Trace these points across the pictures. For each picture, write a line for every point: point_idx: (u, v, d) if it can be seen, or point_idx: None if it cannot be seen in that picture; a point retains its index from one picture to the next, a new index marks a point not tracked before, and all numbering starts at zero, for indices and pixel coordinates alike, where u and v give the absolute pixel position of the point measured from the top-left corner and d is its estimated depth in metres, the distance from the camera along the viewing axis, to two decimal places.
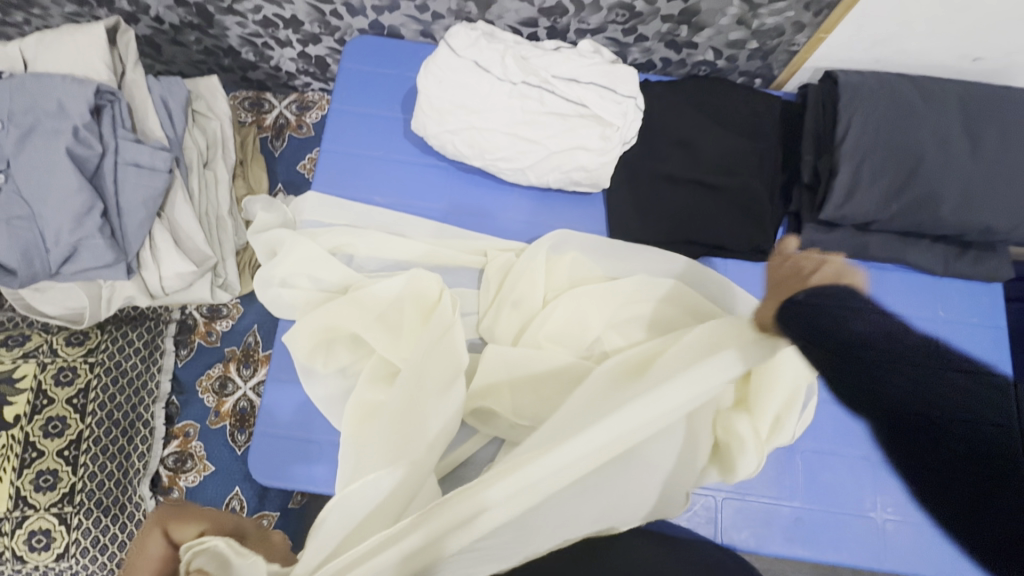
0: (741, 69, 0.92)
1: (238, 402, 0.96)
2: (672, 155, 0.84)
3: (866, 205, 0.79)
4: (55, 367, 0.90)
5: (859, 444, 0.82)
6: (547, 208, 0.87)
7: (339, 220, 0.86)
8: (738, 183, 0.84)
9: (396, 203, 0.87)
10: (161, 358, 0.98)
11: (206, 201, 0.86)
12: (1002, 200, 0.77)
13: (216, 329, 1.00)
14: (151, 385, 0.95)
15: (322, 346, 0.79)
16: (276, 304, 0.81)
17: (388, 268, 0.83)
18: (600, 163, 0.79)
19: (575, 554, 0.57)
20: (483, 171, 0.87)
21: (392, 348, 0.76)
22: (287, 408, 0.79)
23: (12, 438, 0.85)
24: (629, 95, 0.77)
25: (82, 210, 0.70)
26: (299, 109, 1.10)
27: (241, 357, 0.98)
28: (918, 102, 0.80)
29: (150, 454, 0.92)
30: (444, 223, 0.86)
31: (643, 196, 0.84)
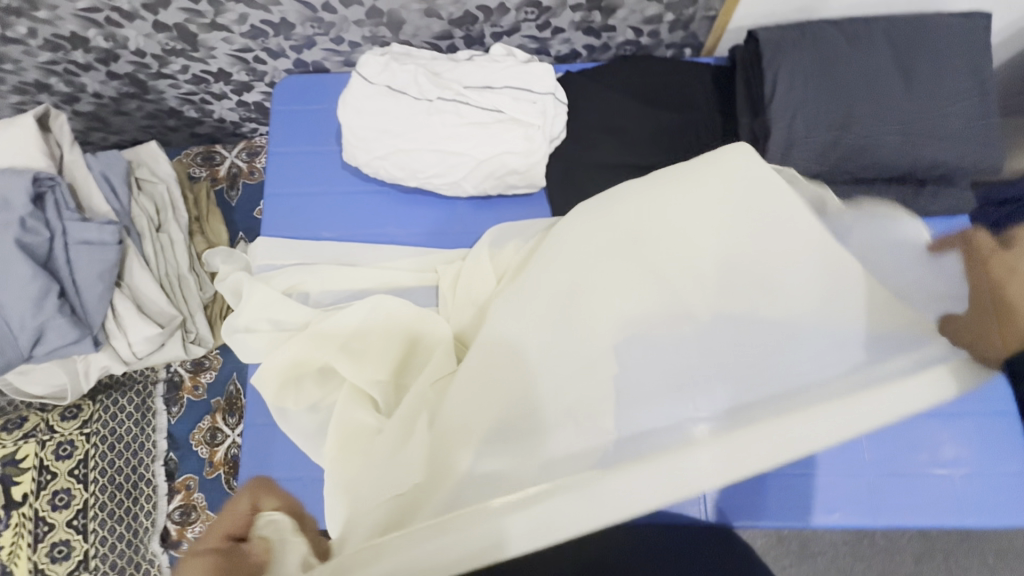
0: (665, 43, 0.91)
1: (230, 449, 0.98)
2: (604, 143, 0.84)
3: (804, 160, 0.78)
4: (54, 443, 0.94)
5: None
6: (491, 215, 0.87)
7: (292, 259, 0.87)
8: (675, 159, 0.83)
9: (345, 234, 0.88)
10: (154, 418, 1.00)
11: (164, 265, 0.90)
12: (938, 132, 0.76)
13: (202, 381, 1.02)
14: (148, 446, 0.98)
15: (290, 384, 0.79)
16: (242, 350, 0.81)
17: (345, 298, 0.84)
18: (529, 164, 0.80)
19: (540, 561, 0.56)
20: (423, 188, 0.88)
21: (359, 374, 0.74)
22: (265, 453, 0.80)
23: (24, 515, 0.91)
24: (545, 93, 0.78)
25: (39, 295, 0.73)
26: (250, 156, 1.13)
27: (226, 406, 1.01)
28: (841, 46, 0.79)
29: (156, 511, 0.95)
30: (394, 246, 0.87)
31: (583, 187, 0.83)
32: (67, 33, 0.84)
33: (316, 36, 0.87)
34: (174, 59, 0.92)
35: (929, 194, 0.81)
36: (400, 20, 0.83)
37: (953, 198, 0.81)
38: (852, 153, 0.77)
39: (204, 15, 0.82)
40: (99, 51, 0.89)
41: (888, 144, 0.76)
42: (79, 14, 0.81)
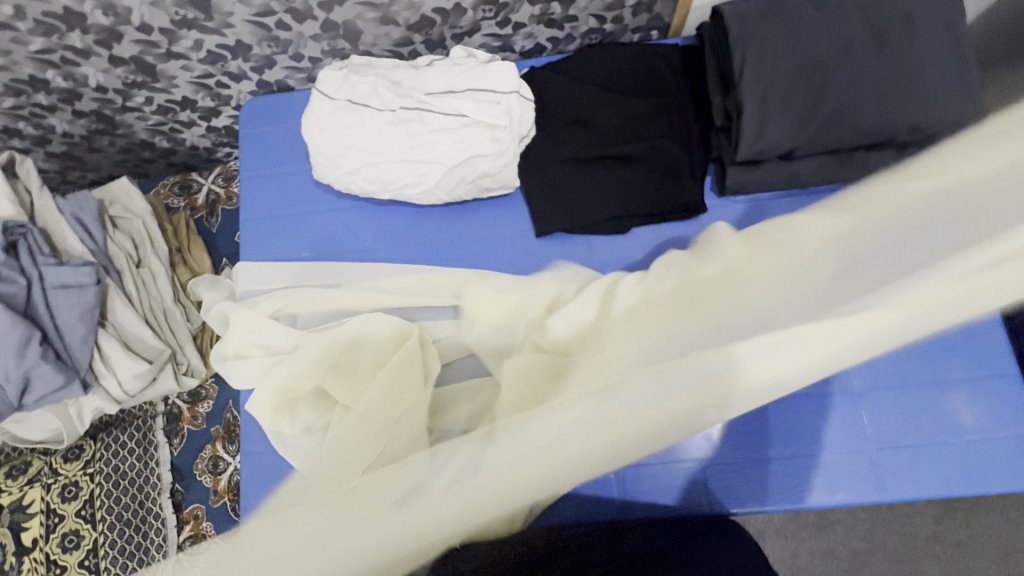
0: (631, 27, 0.89)
1: (233, 477, 0.98)
2: (575, 137, 0.82)
3: (781, 135, 0.76)
4: (59, 486, 0.95)
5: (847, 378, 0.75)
6: (468, 219, 0.86)
7: (274, 283, 0.86)
8: (648, 146, 0.81)
9: (325, 253, 0.87)
10: (156, 452, 0.99)
11: (147, 300, 0.90)
12: (912, 94, 0.74)
13: (200, 411, 1.02)
14: (153, 480, 0.97)
15: (284, 409, 0.78)
16: (232, 378, 0.81)
17: (334, 318, 0.81)
18: (499, 165, 0.78)
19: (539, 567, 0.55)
20: (403, 201, 0.87)
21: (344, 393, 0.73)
22: (265, 478, 0.80)
23: (36, 559, 0.92)
24: (509, 91, 0.77)
25: (21, 343, 0.73)
26: (226, 181, 1.11)
27: (225, 434, 1.01)
28: (809, 13, 0.77)
29: (167, 544, 0.95)
30: (374, 261, 0.86)
31: (557, 184, 0.82)
32: (25, 76, 0.83)
33: (275, 55, 0.86)
34: (137, 92, 0.91)
35: None
36: (357, 30, 0.82)
37: None
38: (828, 123, 0.76)
39: (159, 45, 0.81)
40: (61, 92, 0.88)
41: (864, 111, 0.75)
42: (34, 57, 0.80)
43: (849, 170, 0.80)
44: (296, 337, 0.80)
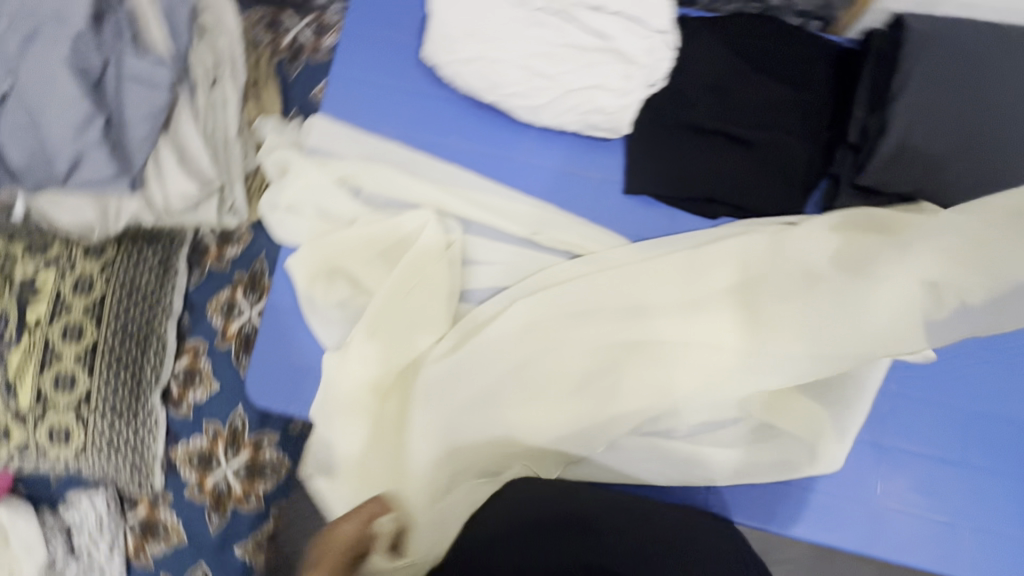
0: (797, 8, 0.82)
1: (244, 325, 0.97)
2: (702, 102, 0.77)
3: (912, 170, 0.71)
4: (73, 278, 0.93)
5: (878, 427, 0.74)
6: (562, 151, 0.81)
7: (348, 149, 0.82)
8: (773, 138, 0.76)
9: (405, 136, 0.83)
10: (174, 278, 0.99)
11: (212, 120, 0.86)
12: None
13: (227, 254, 1.01)
14: (165, 302, 0.97)
15: (323, 276, 0.77)
16: (280, 229, 0.79)
17: (396, 205, 0.79)
18: (619, 105, 0.73)
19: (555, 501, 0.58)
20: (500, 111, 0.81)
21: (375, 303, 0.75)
22: (283, 335, 0.79)
23: (33, 339, 0.89)
24: (657, 30, 0.71)
25: (82, 120, 0.70)
26: (317, 31, 1.04)
27: (247, 284, 0.99)
28: (992, 52, 0.71)
29: (162, 367, 0.95)
30: (452, 163, 0.82)
31: (667, 145, 0.78)
32: None
33: None
34: None
35: None
36: None
37: None
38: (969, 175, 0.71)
39: None
40: None
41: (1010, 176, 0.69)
42: None
43: None
44: (353, 213, 0.78)
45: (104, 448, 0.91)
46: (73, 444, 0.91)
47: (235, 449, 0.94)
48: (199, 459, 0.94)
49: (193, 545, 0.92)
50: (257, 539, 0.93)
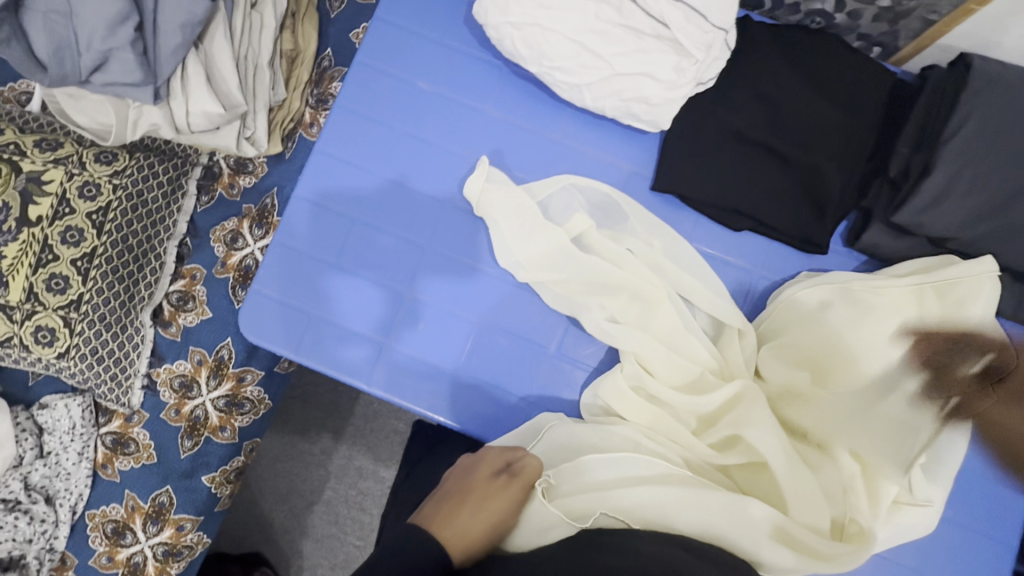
0: (861, 30, 0.79)
1: (245, 259, 0.95)
2: (750, 109, 0.75)
3: (949, 218, 0.68)
4: (80, 181, 0.90)
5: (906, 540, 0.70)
6: (594, 134, 0.81)
7: (383, 98, 0.82)
8: (813, 162, 0.75)
9: (440, 93, 0.82)
10: (182, 199, 0.97)
11: (246, 44, 0.85)
12: None
13: (239, 183, 0.99)
14: (169, 223, 0.96)
15: (353, 226, 0.81)
16: (316, 171, 0.81)
17: (428, 168, 0.82)
18: (665, 98, 0.70)
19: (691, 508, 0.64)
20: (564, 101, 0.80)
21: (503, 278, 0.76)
22: (281, 271, 0.79)
23: (33, 236, 0.88)
24: (715, 28, 0.67)
25: (116, 18, 0.70)
26: None
27: (255, 217, 0.96)
28: None
29: (157, 286, 0.95)
30: (483, 132, 0.82)
31: (704, 148, 0.76)
32: None
33: None
34: None
35: None
36: None
37: None
38: (1000, 234, 0.69)
39: None
40: None
41: None
42: None
43: None
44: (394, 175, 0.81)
45: (87, 357, 0.90)
46: (54, 347, 0.88)
47: (218, 378, 0.93)
48: (180, 382, 0.93)
49: (162, 467, 0.91)
50: (227, 471, 0.95)
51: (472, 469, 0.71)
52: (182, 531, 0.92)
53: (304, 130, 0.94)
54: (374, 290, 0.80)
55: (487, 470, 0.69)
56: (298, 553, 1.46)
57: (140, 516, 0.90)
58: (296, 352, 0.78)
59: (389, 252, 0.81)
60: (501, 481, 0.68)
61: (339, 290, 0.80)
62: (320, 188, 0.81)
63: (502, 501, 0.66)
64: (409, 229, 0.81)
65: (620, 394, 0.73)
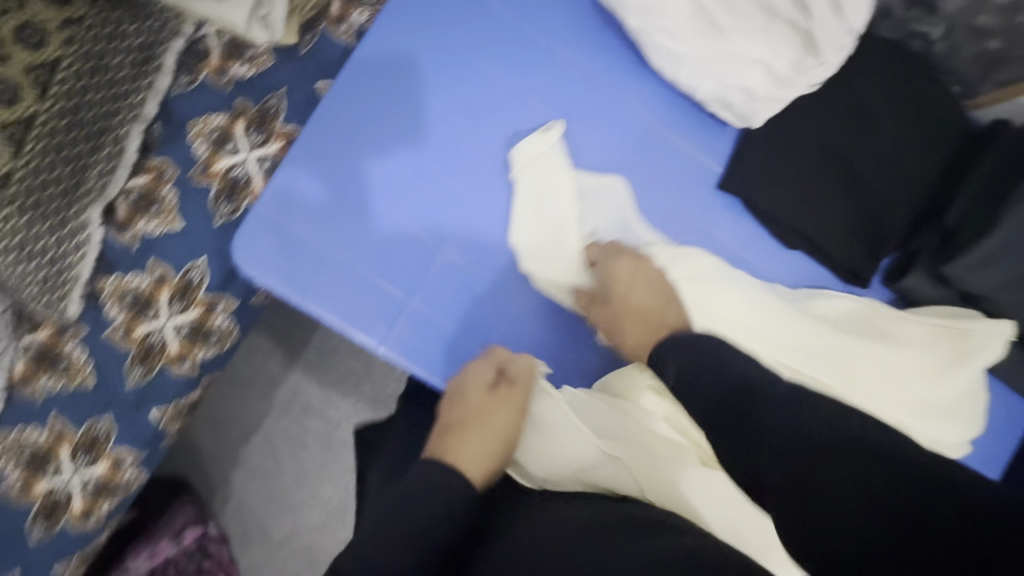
0: (953, 66, 0.76)
1: (234, 167, 0.79)
2: (839, 128, 0.72)
3: (990, 280, 0.70)
4: (21, 22, 0.70)
5: None
6: (671, 113, 0.73)
7: (447, 15, 0.69)
8: (882, 194, 0.73)
9: (515, 24, 0.70)
10: (154, 74, 0.78)
11: None
12: None
13: (231, 70, 0.80)
14: (134, 100, 0.77)
15: (386, 156, 0.68)
16: (352, 82, 0.68)
17: (479, 109, 0.70)
18: (770, 94, 0.63)
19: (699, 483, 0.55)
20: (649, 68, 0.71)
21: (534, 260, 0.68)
22: (292, 189, 0.66)
23: None
24: (850, 30, 0.61)
25: None
26: None
27: (253, 119, 0.79)
28: None
29: (112, 177, 0.76)
30: (553, 81, 0.71)
31: (782, 156, 0.72)
32: None
33: None
34: None
35: None
36: None
37: None
38: None
39: None
40: None
41: None
42: None
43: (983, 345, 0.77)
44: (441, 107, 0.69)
45: (14, 252, 0.72)
46: None
47: (182, 303, 0.79)
48: (134, 299, 0.78)
49: (102, 393, 0.78)
50: (180, 406, 0.84)
51: (463, 387, 0.62)
52: (119, 467, 0.81)
53: (330, 25, 0.80)
54: (400, 237, 0.67)
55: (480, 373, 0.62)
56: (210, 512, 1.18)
57: (68, 445, 0.77)
58: (296, 295, 0.65)
59: (426, 198, 0.68)
60: (498, 392, 0.61)
61: (359, 230, 0.67)
62: (350, 105, 0.68)
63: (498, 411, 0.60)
64: (449, 173, 0.69)
65: (639, 388, 0.62)
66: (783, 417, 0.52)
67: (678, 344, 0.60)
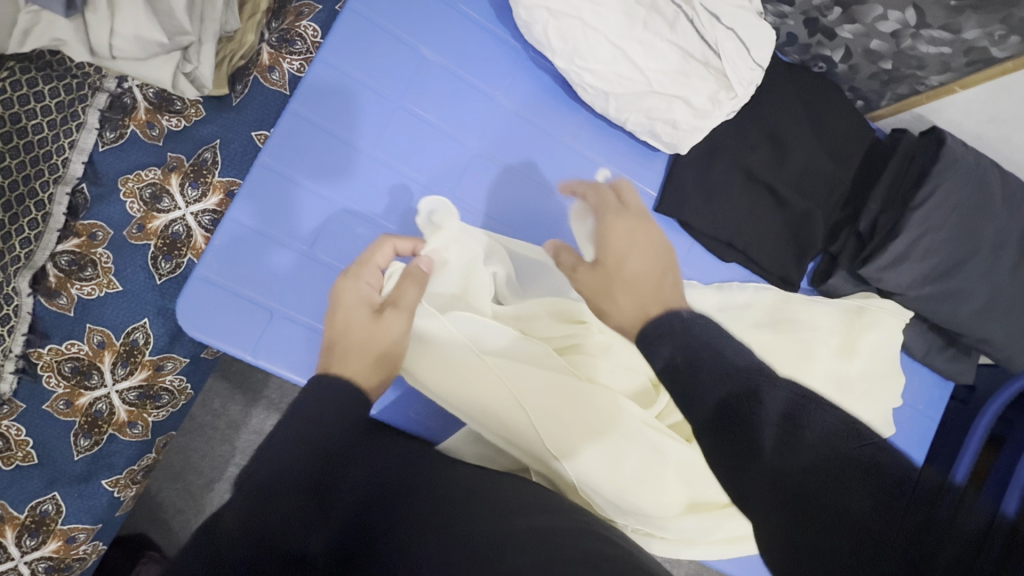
0: (855, 84, 0.83)
1: (172, 224, 0.77)
2: (759, 148, 0.77)
3: (903, 278, 0.77)
4: None
5: None
6: (606, 143, 0.77)
7: (378, 62, 0.70)
8: (804, 206, 0.78)
9: (447, 67, 0.72)
10: (76, 133, 0.75)
11: None
12: (1013, 321, 0.79)
13: (160, 123, 0.78)
14: (57, 161, 0.74)
15: (328, 207, 0.68)
16: (285, 135, 0.67)
17: (420, 151, 0.71)
18: (693, 125, 0.68)
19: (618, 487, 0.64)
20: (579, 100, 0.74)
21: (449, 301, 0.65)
22: (231, 247, 0.65)
23: None
24: (756, 65, 0.66)
25: None
26: None
27: (188, 173, 0.77)
28: (998, 201, 0.77)
29: (39, 244, 0.74)
30: (491, 120, 0.73)
31: (712, 178, 0.76)
32: None
33: None
34: None
35: (948, 353, 0.85)
36: None
37: (962, 367, 0.85)
38: (942, 296, 0.78)
39: None
40: None
41: (973, 308, 0.78)
42: None
43: (906, 335, 0.83)
44: (381, 152, 0.70)
45: None
46: None
47: (128, 366, 0.76)
48: (73, 368, 0.75)
49: (46, 471, 0.74)
50: (134, 473, 0.80)
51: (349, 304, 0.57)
52: (73, 544, 0.77)
53: (261, 74, 0.79)
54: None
55: (372, 292, 0.59)
56: None
57: (13, 528, 0.73)
58: (252, 355, 0.64)
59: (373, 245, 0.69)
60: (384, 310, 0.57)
61: (305, 281, 0.67)
62: (285, 159, 0.67)
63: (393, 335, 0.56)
64: (395, 218, 0.70)
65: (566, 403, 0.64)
66: (792, 415, 0.39)
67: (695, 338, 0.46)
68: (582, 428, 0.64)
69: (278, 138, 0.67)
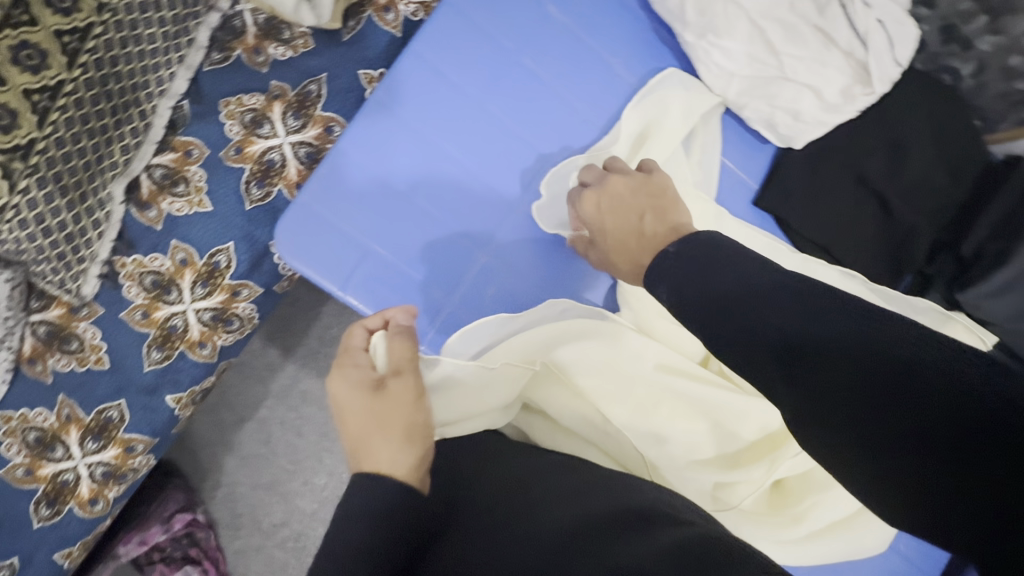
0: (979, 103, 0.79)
1: (269, 151, 0.77)
2: (875, 155, 0.74)
3: (1003, 309, 0.74)
4: None
5: None
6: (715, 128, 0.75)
7: (505, 12, 0.69)
8: (910, 219, 0.75)
9: (570, 26, 0.70)
10: (186, 49, 0.74)
11: None
12: None
13: (267, 50, 0.78)
14: (163, 74, 0.74)
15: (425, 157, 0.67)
16: (402, 76, 0.67)
17: (531, 110, 0.69)
18: (820, 117, 0.65)
19: (685, 463, 0.63)
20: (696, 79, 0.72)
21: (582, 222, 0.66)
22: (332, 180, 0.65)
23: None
24: (895, 62, 0.64)
25: None
26: None
27: (291, 103, 0.77)
28: None
29: (136, 154, 0.74)
30: (607, 87, 0.71)
31: (821, 178, 0.74)
32: None
33: None
34: None
35: None
36: None
37: None
38: None
39: None
40: None
41: None
42: None
43: None
44: (494, 106, 0.69)
45: (30, 226, 0.68)
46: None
47: (206, 287, 0.77)
48: (153, 281, 0.75)
49: (115, 377, 0.75)
50: (196, 393, 0.80)
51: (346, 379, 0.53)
52: (130, 454, 0.78)
53: (375, 13, 0.79)
54: (446, 229, 0.67)
55: (366, 370, 0.54)
56: (204, 493, 1.08)
57: (77, 429, 0.74)
58: (341, 289, 0.64)
59: (471, 195, 0.68)
60: (387, 383, 0.53)
61: (402, 223, 0.66)
62: (398, 98, 0.66)
63: (400, 405, 0.52)
64: (498, 171, 0.69)
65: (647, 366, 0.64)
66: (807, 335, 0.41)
67: (663, 262, 0.50)
68: (652, 400, 0.63)
69: (395, 79, 0.67)
